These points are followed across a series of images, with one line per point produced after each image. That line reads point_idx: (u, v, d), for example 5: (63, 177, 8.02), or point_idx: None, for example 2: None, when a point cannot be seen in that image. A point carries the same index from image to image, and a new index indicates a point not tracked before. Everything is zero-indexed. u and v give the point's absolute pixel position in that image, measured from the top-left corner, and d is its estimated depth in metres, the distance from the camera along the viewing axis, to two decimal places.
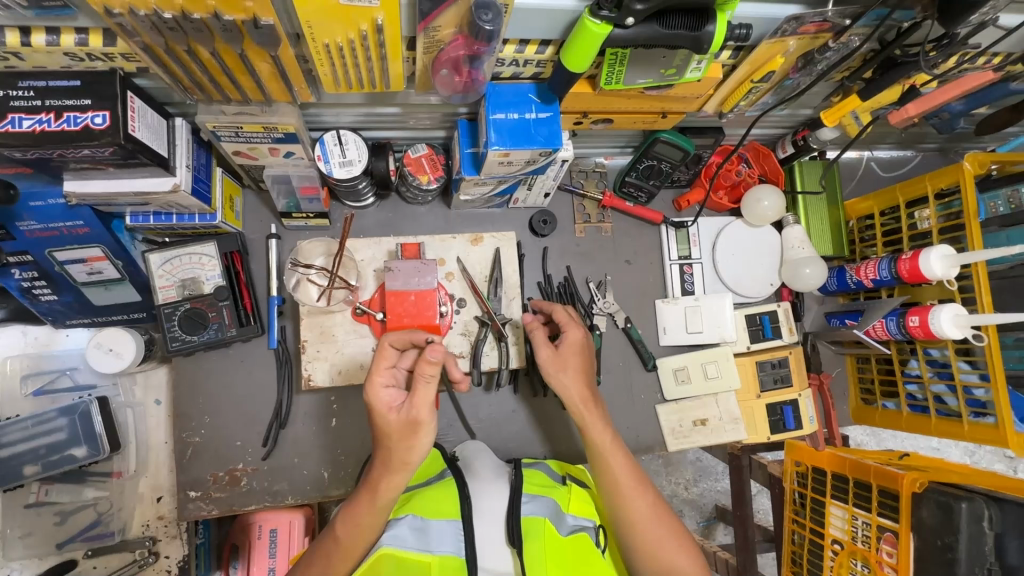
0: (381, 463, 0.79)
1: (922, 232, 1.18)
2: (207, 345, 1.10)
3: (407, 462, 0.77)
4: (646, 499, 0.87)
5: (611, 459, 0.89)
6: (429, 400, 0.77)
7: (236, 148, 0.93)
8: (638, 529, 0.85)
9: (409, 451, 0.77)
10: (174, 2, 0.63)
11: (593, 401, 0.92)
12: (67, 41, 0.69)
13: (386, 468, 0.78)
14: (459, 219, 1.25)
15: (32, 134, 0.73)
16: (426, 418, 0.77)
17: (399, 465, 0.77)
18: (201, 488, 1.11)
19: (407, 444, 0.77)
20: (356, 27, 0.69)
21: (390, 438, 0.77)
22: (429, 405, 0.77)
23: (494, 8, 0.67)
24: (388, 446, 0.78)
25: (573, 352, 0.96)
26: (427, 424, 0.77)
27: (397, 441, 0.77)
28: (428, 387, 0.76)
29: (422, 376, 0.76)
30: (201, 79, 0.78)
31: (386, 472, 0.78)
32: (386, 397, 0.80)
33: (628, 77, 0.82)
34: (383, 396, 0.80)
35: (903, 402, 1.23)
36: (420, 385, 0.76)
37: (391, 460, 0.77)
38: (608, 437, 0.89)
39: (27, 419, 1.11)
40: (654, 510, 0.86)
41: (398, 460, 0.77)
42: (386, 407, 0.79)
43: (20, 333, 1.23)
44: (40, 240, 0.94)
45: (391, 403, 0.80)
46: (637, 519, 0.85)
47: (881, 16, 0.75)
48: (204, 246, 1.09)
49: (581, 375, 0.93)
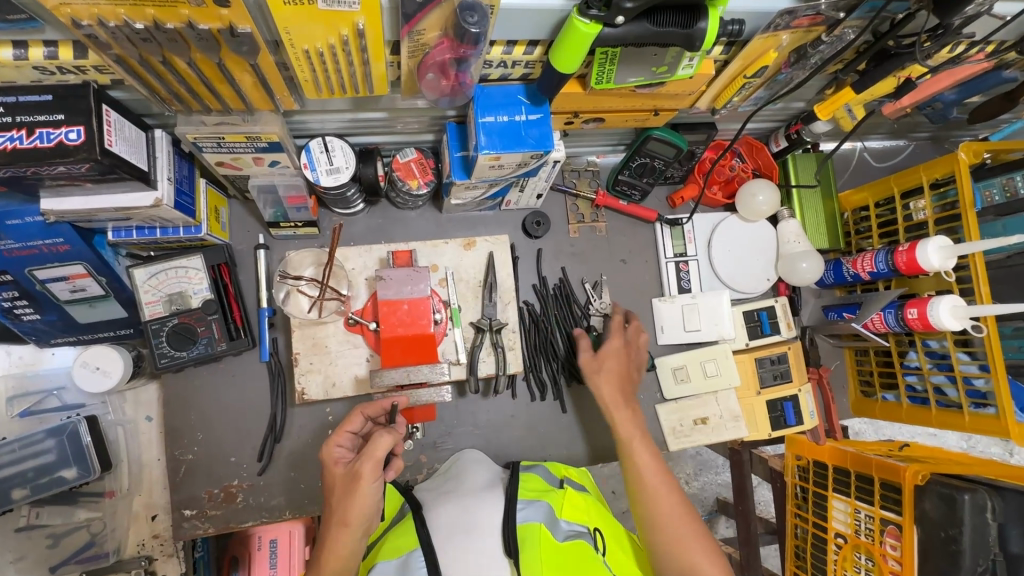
0: (326, 525, 0.78)
1: (918, 223, 1.17)
2: (197, 361, 1.07)
3: (346, 519, 0.75)
4: (672, 500, 0.89)
5: (637, 454, 0.95)
6: (374, 454, 0.76)
7: (219, 158, 0.91)
8: (663, 527, 0.86)
9: (348, 506, 0.76)
10: (146, 12, 0.61)
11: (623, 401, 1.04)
12: (35, 54, 0.66)
13: (331, 527, 0.77)
14: (451, 222, 1.23)
15: (4, 152, 0.70)
16: (368, 473, 0.76)
17: (338, 523, 0.76)
18: (196, 506, 1.09)
19: (348, 497, 0.76)
20: (337, 33, 0.67)
21: (334, 491, 0.79)
22: (373, 460, 0.76)
23: (479, 9, 0.65)
24: (332, 501, 0.78)
25: (610, 357, 1.10)
26: (366, 479, 0.76)
27: (339, 495, 0.78)
28: (384, 439, 0.77)
29: (380, 431, 0.78)
30: (179, 89, 0.75)
31: (329, 537, 0.77)
32: (336, 453, 0.82)
33: (619, 75, 0.80)
34: (334, 451, 0.83)
35: (902, 393, 1.22)
36: (375, 436, 0.77)
37: (332, 517, 0.77)
38: (635, 433, 0.98)
39: (15, 441, 1.08)
40: (680, 510, 0.88)
41: (338, 517, 0.76)
42: (333, 461, 0.82)
43: (4, 352, 1.18)
44: (19, 259, 0.91)
45: (341, 458, 0.82)
46: (663, 518, 0.87)
47: (875, 8, 0.73)
48: (190, 259, 1.06)
49: (615, 381, 1.07)
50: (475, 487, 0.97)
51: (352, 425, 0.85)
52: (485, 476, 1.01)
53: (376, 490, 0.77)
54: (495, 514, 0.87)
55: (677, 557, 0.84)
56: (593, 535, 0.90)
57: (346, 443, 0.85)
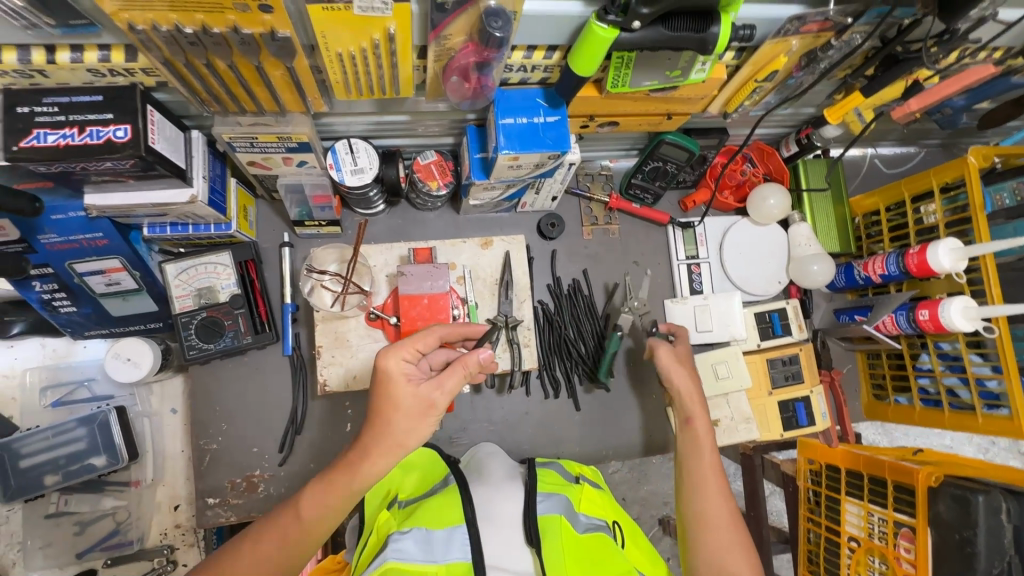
0: (369, 437, 0.76)
1: (929, 226, 1.18)
2: (224, 353, 1.11)
3: (403, 442, 0.76)
4: (722, 498, 0.92)
5: (703, 455, 0.97)
6: (451, 391, 0.78)
7: (251, 158, 0.95)
8: (710, 522, 0.89)
9: (409, 431, 0.76)
10: (195, 17, 0.65)
11: (700, 401, 1.03)
12: (89, 57, 0.72)
13: (378, 443, 0.75)
14: (468, 224, 1.27)
15: (56, 148, 0.75)
16: (441, 405, 0.77)
17: (393, 444, 0.75)
18: (218, 495, 1.12)
19: (412, 422, 0.76)
20: (369, 36, 0.71)
21: (393, 408, 0.76)
22: (451, 394, 0.78)
23: (503, 15, 0.68)
24: (391, 419, 0.75)
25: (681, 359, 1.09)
26: (439, 412, 0.77)
27: (403, 417, 0.76)
28: (462, 376, 0.79)
29: (463, 363, 0.79)
30: (219, 90, 0.80)
31: (374, 451, 0.75)
32: (402, 368, 0.77)
33: (634, 79, 0.84)
34: (400, 366, 0.77)
35: (915, 396, 1.23)
36: (456, 372, 0.78)
37: (386, 437, 0.75)
38: (706, 434, 0.99)
39: (47, 429, 1.12)
40: (732, 518, 0.89)
41: (393, 439, 0.75)
42: (401, 377, 0.77)
43: (38, 344, 1.22)
44: (61, 253, 0.96)
45: (409, 376, 0.77)
46: (711, 513, 0.90)
47: (881, 14, 0.76)
48: (219, 255, 1.10)
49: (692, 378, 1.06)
50: (493, 477, 0.99)
51: (422, 343, 0.81)
52: (506, 469, 1.02)
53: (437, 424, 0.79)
54: (512, 504, 0.90)
55: (714, 558, 0.86)
56: (612, 528, 0.92)
57: (408, 358, 0.79)
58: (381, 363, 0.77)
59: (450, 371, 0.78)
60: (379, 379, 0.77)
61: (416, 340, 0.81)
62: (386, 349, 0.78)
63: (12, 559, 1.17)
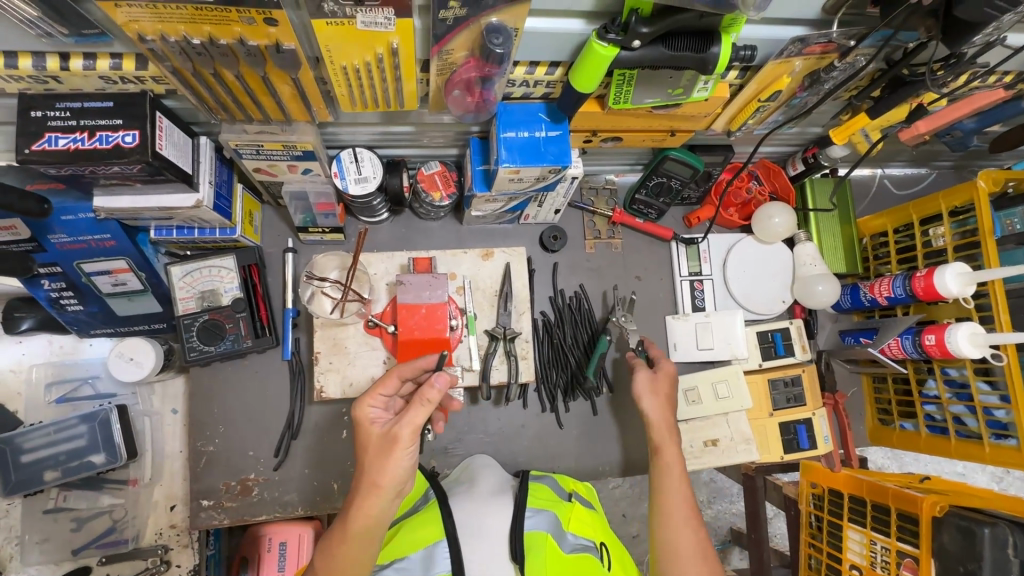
0: (355, 486, 0.77)
1: (937, 249, 1.16)
2: (224, 356, 1.12)
3: (378, 483, 0.74)
4: (692, 532, 0.91)
5: (670, 484, 0.96)
6: (412, 422, 0.74)
7: (257, 165, 0.97)
8: (681, 559, 0.88)
9: (381, 470, 0.74)
10: (203, 30, 0.67)
11: (671, 427, 1.03)
12: (101, 65, 0.73)
13: (360, 489, 0.76)
14: (470, 234, 1.27)
15: (67, 152, 0.77)
16: (406, 439, 0.74)
17: (370, 486, 0.75)
18: (213, 497, 1.12)
19: (382, 461, 0.75)
20: (372, 50, 0.72)
21: (368, 452, 0.77)
22: (412, 427, 0.74)
23: (505, 31, 0.69)
24: (365, 463, 0.77)
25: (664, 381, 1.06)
26: (404, 446, 0.74)
27: (373, 458, 0.76)
28: (422, 406, 0.74)
29: (421, 398, 0.74)
30: (226, 98, 0.81)
31: (359, 496, 0.75)
32: (371, 413, 0.81)
33: (636, 96, 0.84)
34: (368, 412, 0.81)
35: (921, 423, 1.20)
36: (412, 403, 0.74)
37: (363, 481, 0.76)
38: (674, 462, 0.99)
39: (49, 425, 1.14)
40: (699, 548, 0.89)
41: (369, 481, 0.75)
42: (369, 422, 0.80)
43: (46, 341, 1.24)
44: (69, 252, 0.98)
45: (376, 419, 0.80)
46: (683, 551, 0.89)
47: (885, 37, 0.75)
48: (223, 259, 1.12)
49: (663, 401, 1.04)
50: (483, 490, 0.98)
51: (386, 387, 0.83)
52: (498, 481, 1.02)
53: (411, 456, 0.76)
54: (502, 519, 0.89)
55: None
56: (599, 550, 0.90)
57: (379, 404, 0.83)
58: (354, 414, 0.81)
59: (411, 405, 0.75)
60: (354, 428, 0.81)
61: (380, 385, 0.83)
62: (356, 401, 0.82)
63: (10, 553, 1.18)
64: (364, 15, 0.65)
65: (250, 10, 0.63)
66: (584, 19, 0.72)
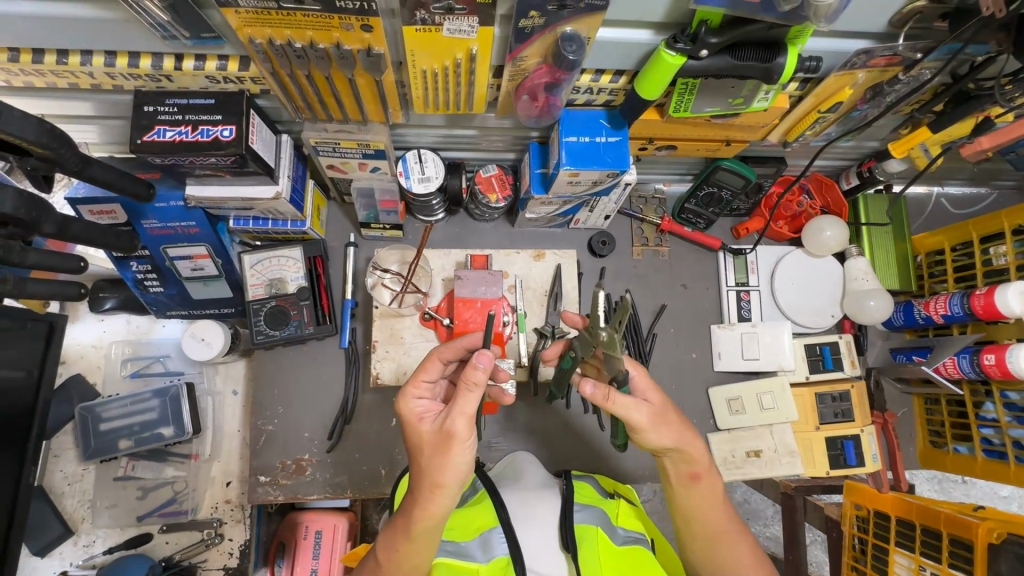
0: (415, 485, 0.79)
1: (998, 268, 1.14)
2: (287, 341, 1.19)
3: (439, 481, 0.76)
4: (744, 545, 0.83)
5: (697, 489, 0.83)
6: (465, 411, 0.76)
7: (331, 162, 1.04)
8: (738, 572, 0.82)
9: (440, 468, 0.76)
10: (305, 34, 0.74)
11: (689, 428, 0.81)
12: (210, 66, 0.82)
13: (420, 488, 0.78)
14: (521, 236, 1.31)
15: (173, 143, 0.85)
16: (460, 430, 0.75)
17: (431, 486, 0.77)
18: (269, 474, 1.18)
19: (441, 459, 0.76)
20: (452, 56, 0.78)
21: (423, 451, 0.78)
22: (465, 417, 0.75)
23: (578, 40, 0.73)
24: (421, 462, 0.78)
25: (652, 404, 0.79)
26: (460, 439, 0.75)
27: (430, 457, 0.77)
28: (471, 396, 0.75)
29: (468, 386, 0.75)
30: (313, 98, 0.88)
31: (421, 496, 0.78)
32: (416, 408, 0.82)
33: (696, 105, 0.87)
34: (414, 407, 0.82)
35: (977, 446, 1.17)
36: (461, 393, 0.75)
37: (423, 480, 0.77)
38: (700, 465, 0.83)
39: (126, 397, 1.22)
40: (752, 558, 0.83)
41: (430, 480, 0.76)
42: (418, 418, 0.81)
43: (125, 320, 1.34)
44: (158, 237, 1.07)
45: (423, 415, 0.81)
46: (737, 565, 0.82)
47: (953, 50, 0.76)
48: (291, 250, 1.20)
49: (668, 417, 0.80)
50: (530, 486, 1.01)
51: (428, 375, 0.84)
52: (543, 476, 1.06)
53: (468, 449, 0.77)
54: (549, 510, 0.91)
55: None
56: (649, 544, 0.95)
57: (424, 396, 0.84)
58: (401, 409, 0.81)
59: (463, 395, 0.75)
60: (403, 427, 0.82)
61: (422, 374, 0.85)
62: (399, 396, 0.83)
63: (81, 515, 1.26)
64: (451, 23, 0.70)
65: (351, 17, 0.70)
66: (652, 30, 0.76)
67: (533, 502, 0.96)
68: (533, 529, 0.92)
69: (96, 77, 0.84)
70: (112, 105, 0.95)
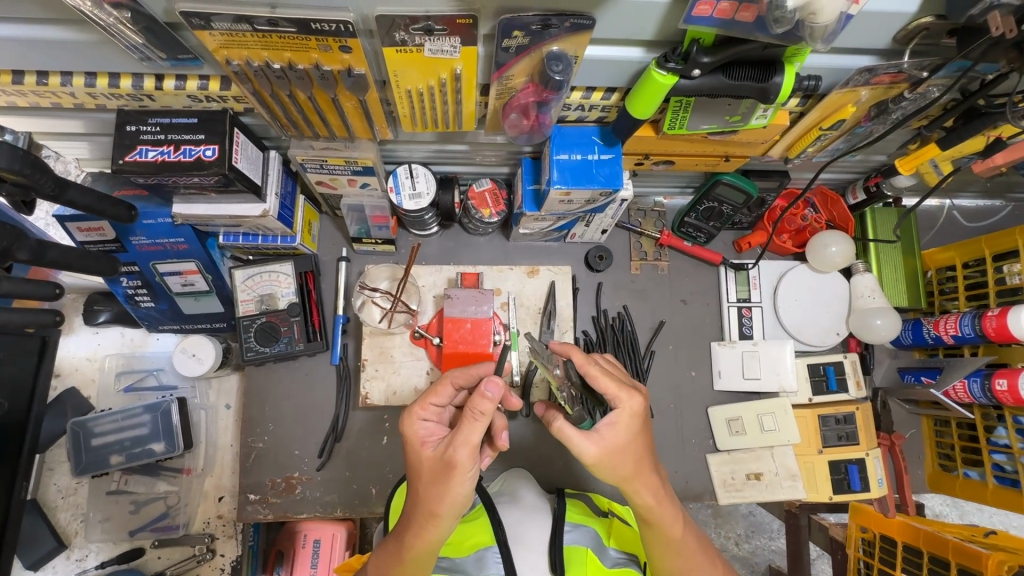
0: (412, 510, 0.76)
1: (1011, 287, 1.09)
2: (277, 357, 1.18)
3: (436, 511, 0.73)
4: None
5: (670, 531, 0.80)
6: (468, 441, 0.70)
7: (319, 178, 1.02)
8: None
9: (438, 497, 0.72)
10: (284, 56, 0.71)
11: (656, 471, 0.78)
12: (191, 85, 0.80)
13: (418, 514, 0.75)
14: (517, 250, 1.29)
15: (154, 163, 0.84)
16: (464, 461, 0.70)
17: (427, 514, 0.73)
18: (259, 492, 1.17)
19: (441, 488, 0.72)
20: (436, 75, 0.75)
21: (422, 476, 0.75)
22: (469, 447, 0.70)
23: (565, 59, 0.70)
24: (419, 488, 0.75)
25: (626, 426, 0.74)
26: (462, 469, 0.70)
27: (429, 484, 0.73)
28: (476, 426, 0.69)
29: (474, 414, 0.69)
30: (297, 117, 0.86)
31: (416, 522, 0.75)
32: (421, 430, 0.77)
33: (692, 122, 0.84)
34: (419, 429, 0.77)
35: (988, 472, 1.12)
36: (466, 422, 0.69)
37: (420, 507, 0.74)
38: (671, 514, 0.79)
39: (117, 412, 1.21)
40: None
41: (427, 509, 0.73)
42: (421, 441, 0.76)
43: (119, 334, 1.34)
44: (147, 253, 1.06)
45: (428, 438, 0.77)
46: None
47: (963, 67, 0.72)
48: (283, 265, 1.18)
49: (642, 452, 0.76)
50: (521, 510, 0.99)
51: (438, 397, 0.79)
52: (538, 496, 1.04)
53: (470, 480, 0.72)
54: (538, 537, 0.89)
55: None
56: (642, 564, 0.93)
57: (431, 417, 0.79)
58: (405, 430, 0.77)
59: (468, 423, 0.70)
60: (404, 447, 0.77)
61: (432, 395, 0.79)
62: (405, 415, 0.78)
63: (74, 529, 1.26)
64: (432, 43, 0.68)
65: (328, 38, 0.68)
66: (643, 47, 0.73)
67: (522, 526, 0.94)
68: (520, 557, 0.89)
69: (78, 97, 0.83)
70: (98, 123, 0.94)
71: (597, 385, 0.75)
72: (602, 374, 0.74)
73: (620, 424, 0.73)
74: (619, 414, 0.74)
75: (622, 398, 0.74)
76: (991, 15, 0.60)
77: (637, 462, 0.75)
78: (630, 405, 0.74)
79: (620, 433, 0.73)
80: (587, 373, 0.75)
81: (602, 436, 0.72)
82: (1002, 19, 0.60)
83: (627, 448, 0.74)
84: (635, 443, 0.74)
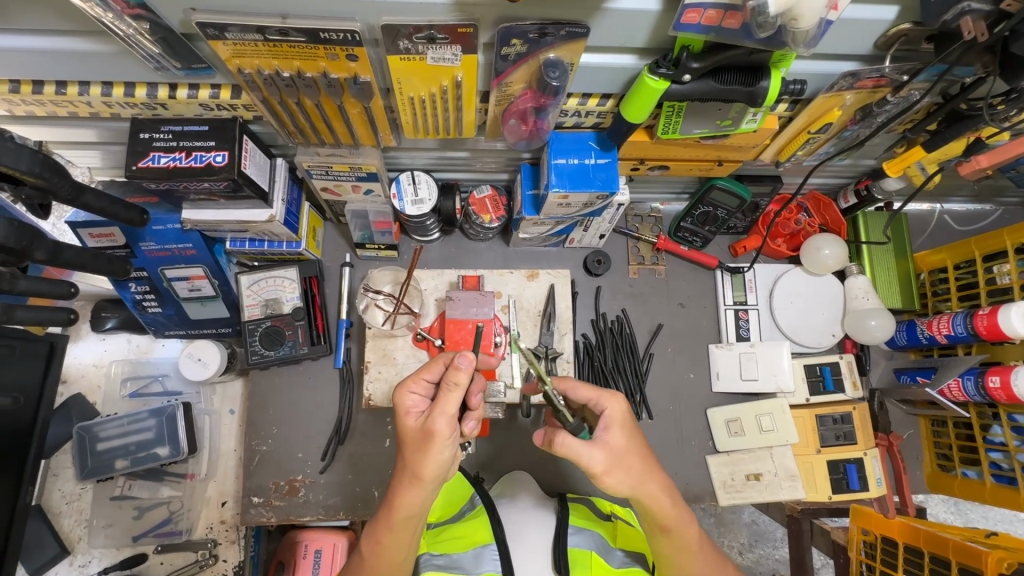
0: (398, 473, 0.78)
1: (1002, 287, 1.11)
2: (281, 361, 1.19)
3: (419, 474, 0.74)
4: None
5: (681, 534, 0.80)
6: (447, 412, 0.72)
7: (325, 185, 1.05)
8: None
9: (421, 463, 0.74)
10: (292, 64, 0.75)
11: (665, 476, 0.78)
12: (202, 94, 0.84)
13: (403, 479, 0.76)
14: (517, 256, 1.32)
15: (166, 169, 0.86)
16: (443, 431, 0.72)
17: (411, 478, 0.75)
18: (263, 495, 1.18)
19: (420, 455, 0.73)
20: (438, 82, 0.78)
21: (406, 445, 0.76)
22: (447, 417, 0.72)
23: (561, 66, 0.74)
24: (405, 455, 0.76)
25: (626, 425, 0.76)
26: (441, 439, 0.72)
27: (411, 451, 0.75)
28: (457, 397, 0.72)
29: (453, 384, 0.71)
30: (304, 124, 0.89)
31: (400, 486, 0.76)
32: (409, 400, 0.78)
33: (684, 127, 0.87)
34: (406, 399, 0.78)
35: (985, 470, 1.13)
36: (444, 392, 0.72)
37: (405, 472, 0.75)
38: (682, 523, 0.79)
39: (123, 417, 1.23)
40: None
41: (410, 473, 0.74)
42: (406, 411, 0.78)
43: (126, 339, 1.35)
44: (156, 259, 1.08)
45: (413, 409, 0.78)
46: None
47: (940, 71, 0.76)
48: (287, 271, 1.20)
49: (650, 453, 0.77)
50: (523, 510, 1.00)
51: (431, 372, 0.80)
52: (541, 499, 1.05)
53: (450, 449, 0.74)
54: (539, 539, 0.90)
55: None
56: (649, 563, 0.94)
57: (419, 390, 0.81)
58: (393, 399, 0.79)
59: (448, 394, 0.72)
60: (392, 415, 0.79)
61: (425, 370, 0.81)
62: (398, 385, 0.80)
63: (78, 535, 1.26)
64: (434, 51, 0.72)
65: (335, 47, 0.71)
66: (636, 55, 0.77)
67: (524, 526, 0.95)
68: (521, 555, 0.90)
69: (94, 106, 0.86)
70: (111, 131, 0.97)
71: (579, 395, 0.80)
72: (582, 384, 0.81)
73: (614, 426, 0.75)
74: (610, 418, 0.76)
75: (605, 401, 0.78)
76: (964, 20, 0.63)
77: (640, 463, 0.76)
78: (614, 406, 0.77)
79: (618, 437, 0.75)
80: (567, 388, 0.82)
81: (599, 441, 0.74)
82: (973, 23, 0.64)
83: (623, 450, 0.75)
84: (632, 444, 0.76)
